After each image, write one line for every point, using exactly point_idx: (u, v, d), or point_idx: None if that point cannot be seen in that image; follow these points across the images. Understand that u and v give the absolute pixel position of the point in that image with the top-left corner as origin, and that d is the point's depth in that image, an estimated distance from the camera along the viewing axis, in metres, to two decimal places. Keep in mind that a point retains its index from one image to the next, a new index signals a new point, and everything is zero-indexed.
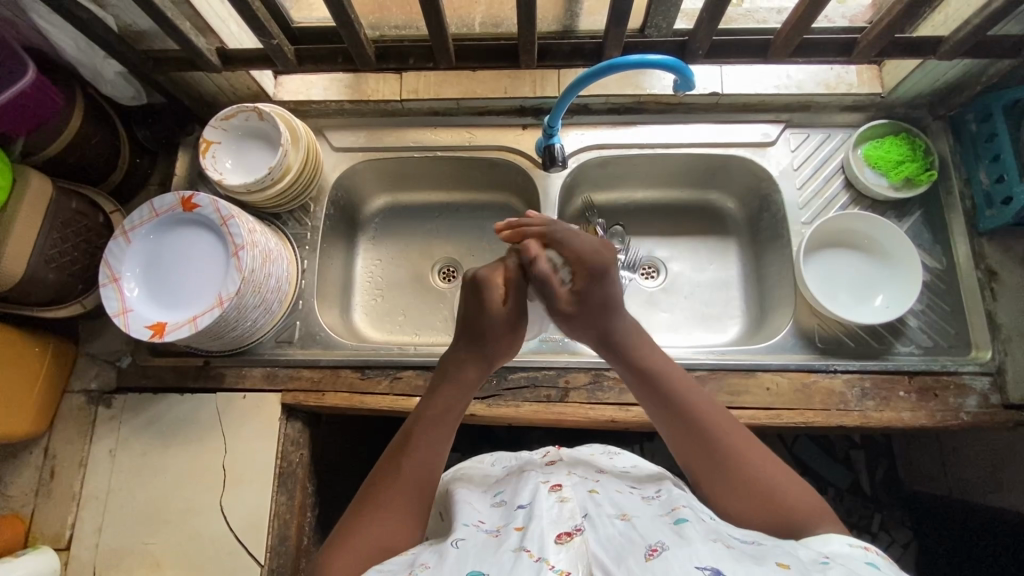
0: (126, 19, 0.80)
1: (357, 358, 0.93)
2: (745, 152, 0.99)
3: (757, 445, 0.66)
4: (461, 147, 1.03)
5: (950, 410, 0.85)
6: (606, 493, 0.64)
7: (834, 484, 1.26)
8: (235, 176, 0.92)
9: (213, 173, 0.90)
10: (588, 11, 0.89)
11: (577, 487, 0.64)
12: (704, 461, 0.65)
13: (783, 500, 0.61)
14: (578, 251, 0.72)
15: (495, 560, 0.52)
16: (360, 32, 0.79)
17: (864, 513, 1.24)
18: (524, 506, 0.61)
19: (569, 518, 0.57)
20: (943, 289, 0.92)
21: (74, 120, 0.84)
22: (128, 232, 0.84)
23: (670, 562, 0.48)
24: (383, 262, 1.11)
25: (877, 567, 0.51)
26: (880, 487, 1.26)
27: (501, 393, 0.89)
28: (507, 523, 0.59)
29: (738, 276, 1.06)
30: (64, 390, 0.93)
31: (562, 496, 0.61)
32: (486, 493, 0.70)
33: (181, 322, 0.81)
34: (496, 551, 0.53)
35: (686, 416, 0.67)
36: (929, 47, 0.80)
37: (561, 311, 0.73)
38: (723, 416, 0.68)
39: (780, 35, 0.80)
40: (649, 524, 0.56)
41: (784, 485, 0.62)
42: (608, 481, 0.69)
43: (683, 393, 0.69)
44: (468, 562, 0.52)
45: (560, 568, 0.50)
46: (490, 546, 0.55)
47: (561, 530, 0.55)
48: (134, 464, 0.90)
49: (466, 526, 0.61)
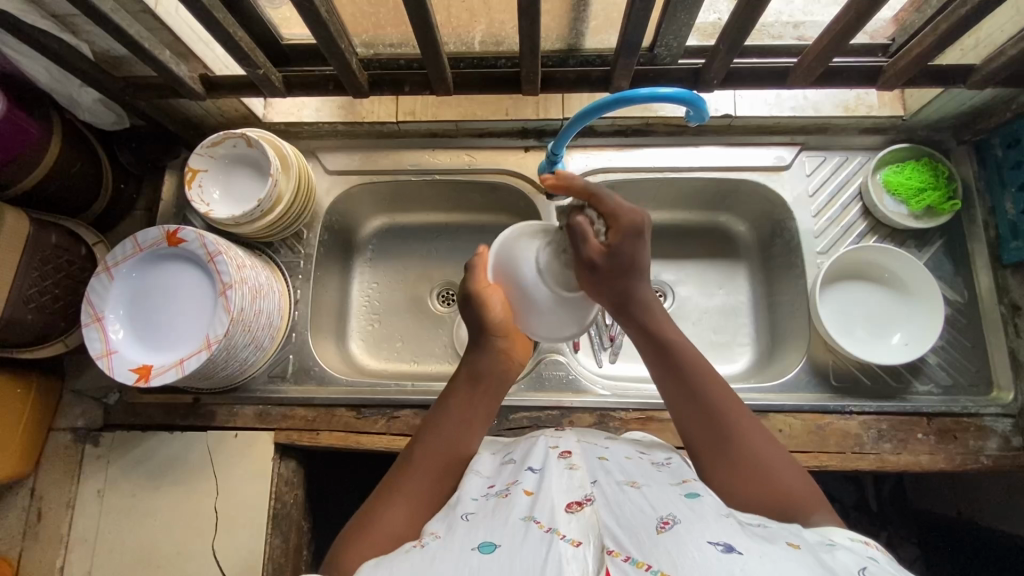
0: (102, 45, 0.75)
1: (353, 397, 0.89)
2: (759, 177, 0.94)
3: (765, 432, 0.61)
4: (461, 170, 0.98)
5: (970, 453, 0.82)
6: (616, 461, 0.61)
7: (839, 499, 1.17)
8: (222, 207, 0.87)
9: (199, 204, 0.86)
10: (594, 30, 0.80)
11: (587, 454, 0.61)
12: (711, 437, 0.61)
13: (780, 484, 0.56)
14: (619, 207, 0.63)
15: (505, 530, 0.48)
16: (351, 62, 0.75)
17: (869, 530, 1.14)
18: (535, 470, 0.58)
19: (579, 488, 0.53)
20: (964, 324, 0.88)
21: (51, 148, 0.79)
22: (110, 268, 0.80)
23: (682, 538, 0.45)
24: (380, 285, 1.07)
25: (885, 562, 0.46)
26: (886, 502, 1.17)
27: (502, 434, 0.86)
28: (516, 485, 0.56)
29: (749, 301, 1.02)
30: (49, 428, 0.90)
31: (572, 464, 0.58)
32: (494, 457, 0.68)
33: (167, 365, 0.77)
34: (506, 519, 0.50)
35: (699, 390, 0.64)
36: (959, 76, 0.75)
37: (588, 266, 0.62)
38: (734, 406, 0.63)
39: (802, 63, 0.75)
40: (660, 493, 0.53)
41: (790, 474, 0.58)
42: (617, 448, 0.65)
43: (699, 374, 0.64)
44: (476, 532, 0.49)
45: (571, 536, 0.46)
46: (500, 513, 0.52)
47: (570, 500, 0.51)
48: (124, 505, 0.87)
49: (474, 498, 0.56)
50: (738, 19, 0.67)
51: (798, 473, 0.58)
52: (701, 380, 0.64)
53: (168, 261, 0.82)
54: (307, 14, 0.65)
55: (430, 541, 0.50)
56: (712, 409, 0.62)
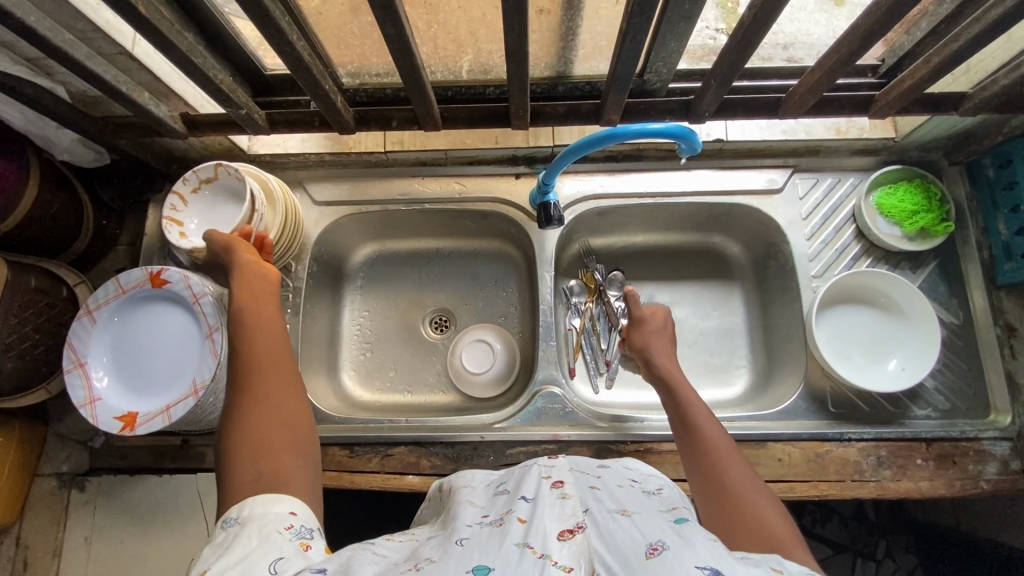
0: (78, 86, 0.72)
1: (346, 435, 0.88)
2: (751, 201, 0.94)
3: (756, 476, 0.61)
4: (451, 199, 0.97)
5: (970, 478, 0.82)
6: (608, 489, 0.58)
7: (838, 510, 1.15)
8: (195, 221, 0.84)
9: (170, 209, 0.83)
10: (583, 58, 0.79)
11: (580, 483, 0.58)
12: (700, 468, 0.62)
13: (762, 521, 0.55)
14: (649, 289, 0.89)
15: (499, 555, 0.46)
16: (335, 101, 0.73)
17: (868, 541, 1.13)
18: (529, 498, 0.55)
19: (570, 516, 0.51)
20: (959, 346, 0.87)
21: (29, 191, 0.77)
22: (92, 311, 0.78)
23: (669, 564, 0.42)
24: (372, 313, 1.05)
25: None
26: (883, 511, 1.15)
27: (499, 469, 0.85)
28: (510, 514, 0.54)
29: (744, 322, 1.01)
30: (34, 474, 0.88)
31: (564, 493, 0.56)
32: (488, 488, 0.65)
33: (153, 412, 0.75)
34: (500, 545, 0.47)
35: (696, 429, 0.66)
36: (951, 103, 0.75)
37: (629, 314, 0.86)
38: (727, 445, 0.64)
39: (793, 94, 0.75)
40: (649, 519, 0.51)
41: (774, 515, 0.55)
42: (610, 476, 0.63)
43: (698, 411, 0.69)
44: (470, 555, 0.46)
45: (563, 564, 0.44)
46: (493, 540, 0.49)
47: (562, 528, 0.48)
48: (111, 554, 0.84)
49: (467, 527, 0.54)
50: (731, 55, 0.66)
51: (783, 515, 0.56)
52: (698, 422, 0.67)
53: (143, 301, 0.80)
54: (288, 58, 0.63)
55: (425, 565, 0.46)
56: (703, 441, 0.65)
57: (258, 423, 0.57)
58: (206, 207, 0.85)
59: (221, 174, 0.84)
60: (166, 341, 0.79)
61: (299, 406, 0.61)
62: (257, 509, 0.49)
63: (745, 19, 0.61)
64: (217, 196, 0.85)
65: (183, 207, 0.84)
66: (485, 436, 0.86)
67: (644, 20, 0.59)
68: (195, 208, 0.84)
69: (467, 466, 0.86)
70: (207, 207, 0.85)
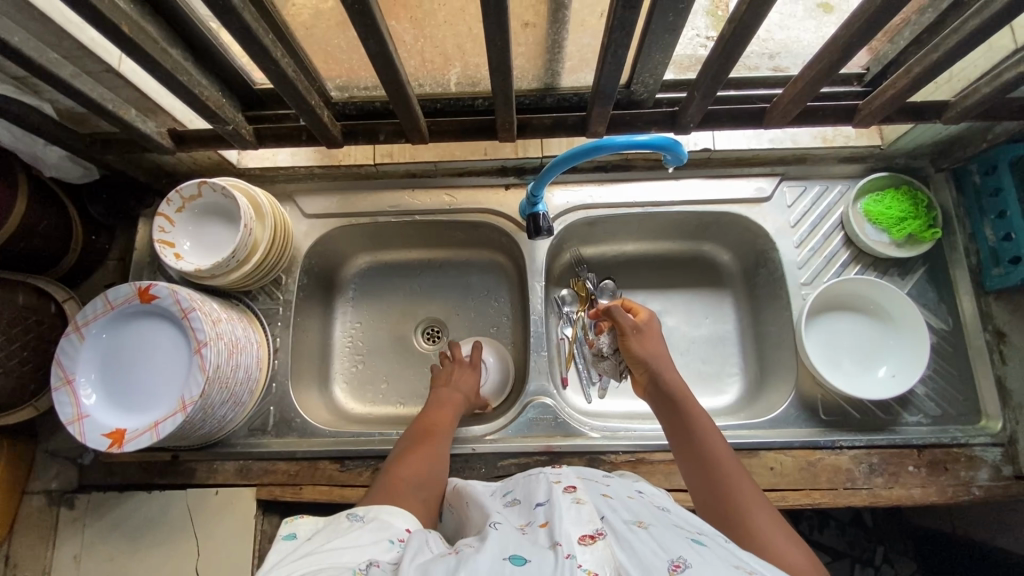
0: (65, 103, 0.73)
1: (337, 449, 0.87)
2: (739, 209, 0.94)
3: (766, 503, 0.61)
4: (441, 211, 0.97)
5: (962, 484, 0.81)
6: (619, 498, 0.58)
7: (834, 516, 1.14)
8: (188, 243, 0.85)
9: (160, 232, 0.83)
10: (570, 69, 0.79)
11: (591, 490, 0.58)
12: (710, 488, 0.64)
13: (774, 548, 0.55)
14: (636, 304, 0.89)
15: (533, 550, 0.47)
16: (322, 116, 0.73)
17: (866, 546, 1.12)
18: (544, 503, 0.55)
19: (589, 521, 0.50)
20: (948, 351, 0.88)
21: (16, 209, 0.77)
22: (80, 328, 0.78)
23: None
24: (363, 325, 1.05)
25: None
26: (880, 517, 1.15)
27: (490, 481, 0.85)
28: (529, 522, 0.54)
29: (735, 330, 1.01)
30: (22, 492, 0.87)
31: (579, 498, 0.55)
32: (495, 495, 0.65)
33: (140, 429, 0.74)
34: (530, 545, 0.47)
35: (703, 450, 0.67)
36: (934, 111, 0.76)
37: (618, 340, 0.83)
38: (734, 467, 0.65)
39: (778, 105, 0.75)
40: (666, 533, 0.50)
41: (783, 543, 0.56)
42: (616, 486, 0.62)
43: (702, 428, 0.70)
44: (506, 544, 0.47)
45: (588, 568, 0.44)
46: (519, 539, 0.49)
47: (584, 532, 0.48)
48: (99, 572, 0.83)
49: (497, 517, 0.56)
50: (716, 67, 0.66)
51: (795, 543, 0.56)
52: (704, 441, 0.68)
53: (131, 317, 0.80)
54: (272, 74, 0.63)
55: (464, 548, 0.47)
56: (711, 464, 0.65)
57: (408, 468, 0.70)
58: (196, 226, 0.86)
59: (207, 192, 0.84)
60: (156, 356, 0.79)
61: (440, 470, 0.72)
62: (384, 514, 0.56)
63: (727, 31, 0.62)
64: (206, 215, 0.86)
65: (171, 228, 0.84)
66: (477, 448, 0.86)
67: (625, 35, 0.59)
68: (185, 228, 0.85)
69: (458, 478, 0.85)
70: (197, 227, 0.86)
